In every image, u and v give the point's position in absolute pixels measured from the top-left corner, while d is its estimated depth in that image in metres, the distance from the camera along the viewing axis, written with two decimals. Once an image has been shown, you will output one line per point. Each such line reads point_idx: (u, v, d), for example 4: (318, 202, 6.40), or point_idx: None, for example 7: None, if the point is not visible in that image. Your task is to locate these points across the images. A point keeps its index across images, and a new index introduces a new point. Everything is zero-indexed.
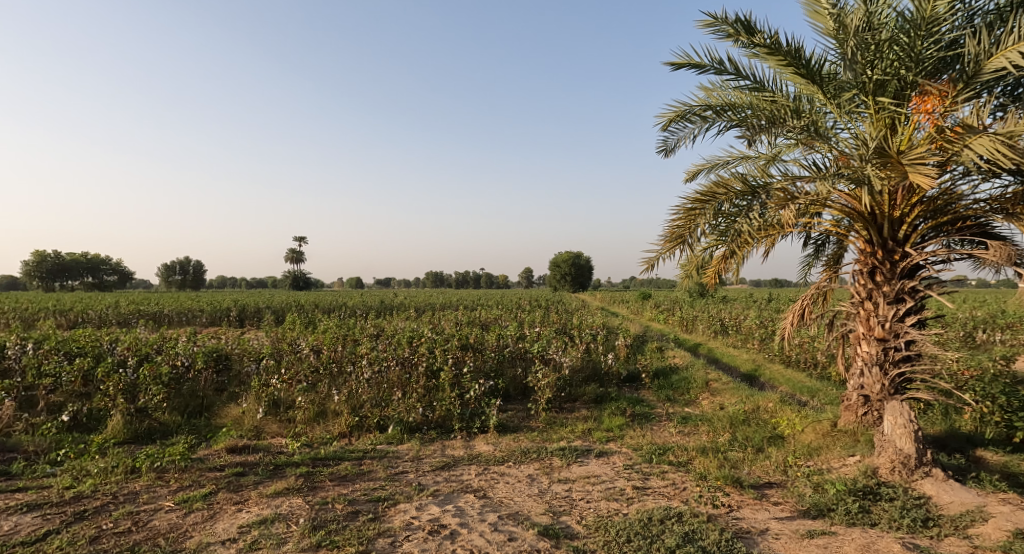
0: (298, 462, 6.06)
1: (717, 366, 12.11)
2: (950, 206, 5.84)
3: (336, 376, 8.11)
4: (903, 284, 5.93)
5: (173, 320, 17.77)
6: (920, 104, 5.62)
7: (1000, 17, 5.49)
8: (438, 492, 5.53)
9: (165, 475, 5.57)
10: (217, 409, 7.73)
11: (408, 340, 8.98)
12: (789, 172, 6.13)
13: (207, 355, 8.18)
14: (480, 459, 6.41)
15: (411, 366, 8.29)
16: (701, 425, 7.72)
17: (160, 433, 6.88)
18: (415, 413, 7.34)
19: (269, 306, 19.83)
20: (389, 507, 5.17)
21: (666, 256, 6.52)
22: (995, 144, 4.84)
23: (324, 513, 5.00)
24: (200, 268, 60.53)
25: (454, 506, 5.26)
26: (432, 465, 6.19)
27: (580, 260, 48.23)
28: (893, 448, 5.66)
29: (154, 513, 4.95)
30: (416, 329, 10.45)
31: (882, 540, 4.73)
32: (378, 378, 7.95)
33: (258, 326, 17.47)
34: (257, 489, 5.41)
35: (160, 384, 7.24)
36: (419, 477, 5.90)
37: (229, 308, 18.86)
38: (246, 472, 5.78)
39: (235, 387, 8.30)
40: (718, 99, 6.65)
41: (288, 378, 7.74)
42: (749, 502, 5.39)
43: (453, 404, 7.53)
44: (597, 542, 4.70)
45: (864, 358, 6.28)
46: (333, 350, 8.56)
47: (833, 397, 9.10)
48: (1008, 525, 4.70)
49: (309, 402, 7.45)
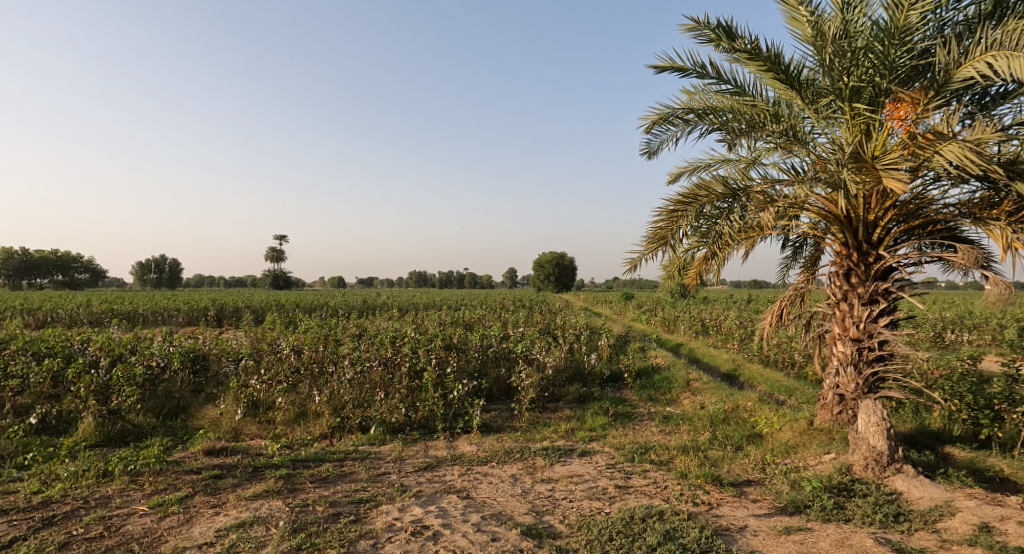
0: (278, 464, 6.05)
1: (699, 366, 12.26)
2: (921, 210, 6.01)
3: (317, 376, 8.15)
4: (876, 286, 6.11)
5: (148, 321, 17.53)
6: (893, 112, 5.79)
7: (969, 28, 5.65)
8: (421, 493, 5.57)
9: (139, 479, 5.53)
10: (193, 411, 7.70)
11: (390, 340, 8.93)
12: (769, 176, 6.31)
13: (183, 356, 8.15)
14: (463, 460, 6.45)
15: (393, 367, 8.27)
16: (682, 425, 7.85)
17: (134, 435, 6.80)
18: (398, 413, 7.35)
19: (248, 305, 19.71)
20: (370, 509, 5.19)
21: (648, 256, 6.64)
22: (963, 151, 4.98)
23: (304, 516, 5.00)
24: (174, 266, 59.57)
25: (437, 507, 5.29)
26: (414, 466, 6.22)
27: (565, 257, 48.69)
28: (866, 446, 5.82)
29: (126, 517, 4.91)
30: (399, 328, 10.47)
31: (855, 535, 4.85)
32: (360, 378, 7.96)
33: (237, 326, 17.41)
34: (235, 492, 5.39)
35: (133, 385, 7.18)
36: (402, 477, 5.92)
37: (207, 308, 18.65)
38: (224, 474, 5.75)
39: (212, 388, 8.30)
40: (700, 103, 6.83)
41: (268, 379, 7.67)
42: (728, 500, 5.51)
43: (436, 404, 7.57)
44: (579, 541, 4.77)
45: (840, 357, 6.46)
46: (315, 351, 8.53)
47: (809, 396, 9.30)
48: (974, 520, 4.84)
49: (289, 404, 7.47)
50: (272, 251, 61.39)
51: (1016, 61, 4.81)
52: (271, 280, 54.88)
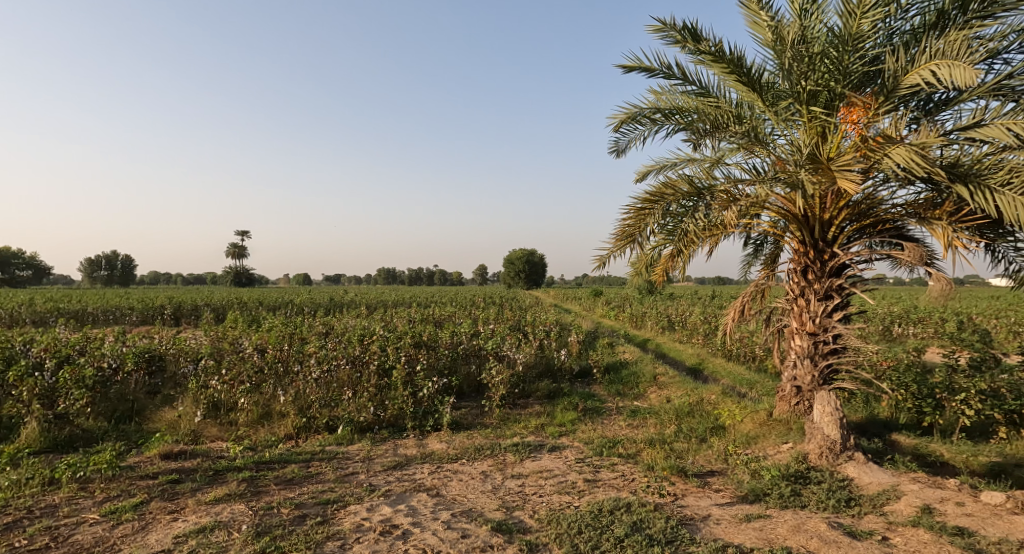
0: (240, 467, 6.01)
1: (665, 361, 12.56)
2: (872, 210, 6.29)
3: (282, 375, 8.06)
4: (831, 282, 6.40)
5: (99, 320, 17.03)
6: (847, 116, 6.00)
7: (915, 38, 5.97)
8: (390, 492, 5.62)
9: (89, 486, 5.43)
10: (148, 414, 7.60)
11: (358, 338, 8.91)
12: (731, 176, 6.56)
13: (137, 356, 7.93)
14: (433, 458, 6.51)
15: (362, 365, 8.25)
16: (648, 418, 8.07)
17: (83, 440, 6.66)
18: (366, 413, 7.38)
19: (207, 303, 19.28)
20: (338, 510, 5.22)
21: (616, 254, 6.79)
22: (910, 154, 5.18)
23: (269, 519, 5.00)
24: (128, 262, 57.68)
25: (406, 505, 5.35)
26: (383, 465, 6.26)
27: (535, 254, 48.96)
28: (821, 435, 6.11)
29: (75, 526, 4.84)
30: (367, 326, 10.45)
31: (812, 520, 5.04)
32: (327, 377, 7.98)
33: (195, 325, 17.04)
34: (194, 497, 5.35)
35: (82, 388, 6.91)
36: (370, 477, 5.96)
37: (163, 306, 18.19)
38: (183, 479, 5.70)
39: (169, 389, 8.24)
40: (667, 103, 7.02)
41: (230, 379, 7.55)
42: (692, 490, 5.72)
43: (406, 402, 7.62)
44: (549, 535, 4.90)
45: (797, 350, 6.74)
46: (280, 350, 8.35)
47: (769, 388, 9.66)
48: (918, 502, 5.08)
49: (252, 404, 7.47)
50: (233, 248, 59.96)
51: (957, 70, 5.04)
52: (233, 277, 53.62)
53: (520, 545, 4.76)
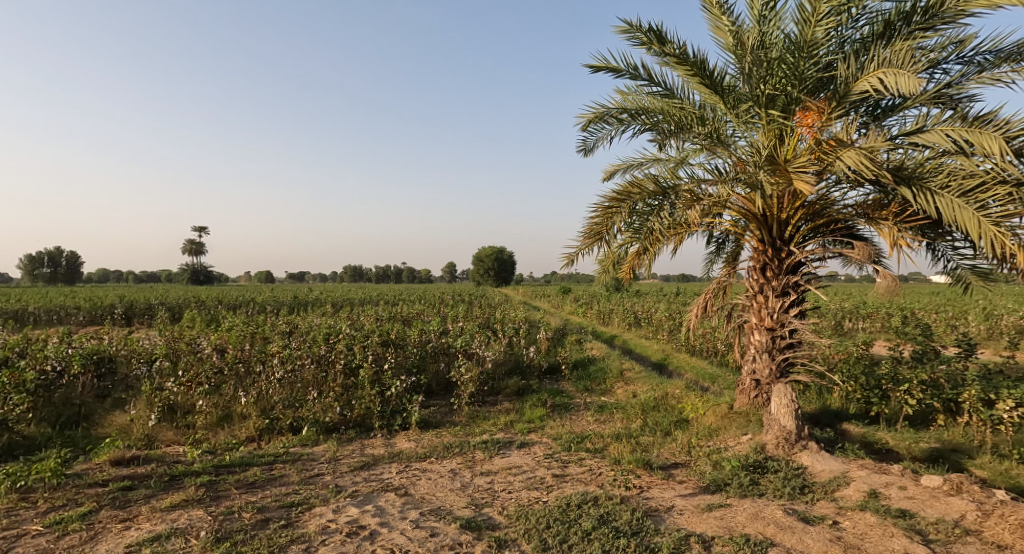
0: (198, 472, 5.94)
1: (631, 357, 12.81)
2: (825, 210, 6.59)
3: (243, 376, 8.00)
4: (788, 279, 6.67)
5: (41, 320, 16.41)
6: (802, 119, 6.24)
7: (864, 47, 6.27)
8: (357, 493, 5.64)
9: (31, 497, 5.29)
10: (97, 418, 7.41)
11: (324, 336, 8.87)
12: (695, 176, 6.77)
13: (85, 358, 7.81)
14: (401, 457, 6.55)
15: (327, 364, 8.27)
16: (615, 413, 8.26)
17: (25, 448, 6.46)
18: (332, 413, 7.38)
19: (163, 302, 18.78)
20: (303, 512, 5.22)
21: (584, 252, 6.93)
22: (860, 157, 5.43)
23: (229, 524, 4.96)
24: (75, 260, 55.43)
25: (373, 506, 5.38)
26: (350, 465, 6.27)
27: (503, 252, 49.07)
28: (778, 426, 6.38)
29: (17, 539, 4.71)
30: (333, 325, 10.38)
31: (768, 508, 5.28)
32: (291, 378, 7.91)
33: (149, 325, 16.56)
34: (148, 503, 5.26)
35: (23, 393, 6.65)
36: (336, 478, 5.96)
37: (113, 305, 17.61)
38: (135, 485, 5.60)
39: (120, 392, 8.08)
40: (633, 103, 7.19)
41: (187, 381, 7.41)
42: (657, 482, 5.91)
43: (373, 402, 7.64)
44: (518, 530, 5.00)
45: (756, 345, 7.01)
46: (240, 350, 8.27)
47: (730, 382, 9.98)
48: (865, 487, 5.36)
49: (212, 407, 7.37)
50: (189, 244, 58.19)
51: (902, 77, 5.33)
52: (190, 276, 52.22)
53: (489, 541, 4.84)
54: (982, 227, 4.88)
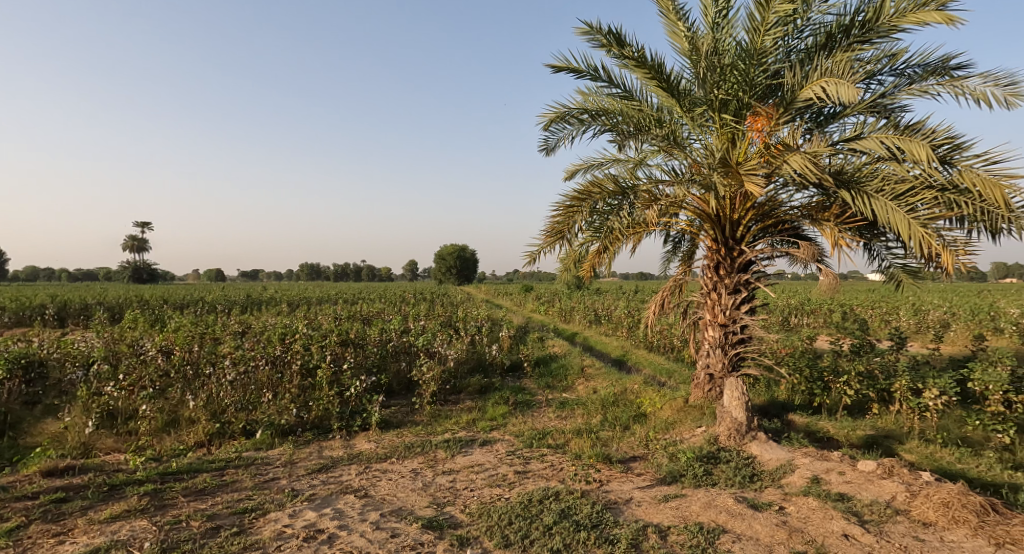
0: (141, 480, 5.80)
1: (592, 354, 13.06)
2: (773, 211, 6.90)
3: (192, 379, 7.80)
4: (739, 277, 6.98)
5: None
6: (753, 124, 6.51)
7: (809, 56, 6.59)
8: (314, 497, 5.62)
9: None
10: (26, 427, 7.09)
11: (279, 337, 8.80)
12: (653, 176, 7.01)
13: (13, 363, 7.62)
14: (361, 458, 6.56)
15: (282, 365, 8.24)
16: (576, 409, 8.44)
17: None
18: (289, 414, 7.31)
19: (101, 302, 18.00)
20: (256, 518, 5.18)
21: (546, 250, 7.06)
22: (806, 162, 5.69)
23: (176, 533, 4.89)
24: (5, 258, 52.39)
25: (332, 509, 5.38)
26: (307, 468, 6.24)
27: (464, 249, 48.99)
28: (730, 418, 6.67)
29: None
30: (288, 324, 10.24)
31: (720, 496, 5.53)
32: (244, 379, 7.72)
33: (87, 326, 15.87)
34: (85, 516, 5.11)
35: None
36: (292, 482, 5.93)
37: (46, 305, 16.81)
38: (71, 497, 5.41)
39: (53, 398, 7.79)
40: (593, 104, 7.36)
41: (128, 385, 7.22)
42: (617, 476, 6.10)
43: (331, 403, 7.61)
44: (480, 528, 5.09)
45: (709, 340, 7.30)
46: (188, 352, 8.16)
47: (686, 376, 10.33)
48: (808, 474, 5.68)
49: (155, 412, 7.07)
50: (133, 240, 55.83)
51: (842, 87, 5.63)
52: (133, 272, 50.16)
53: (451, 540, 4.91)
54: (913, 229, 5.22)
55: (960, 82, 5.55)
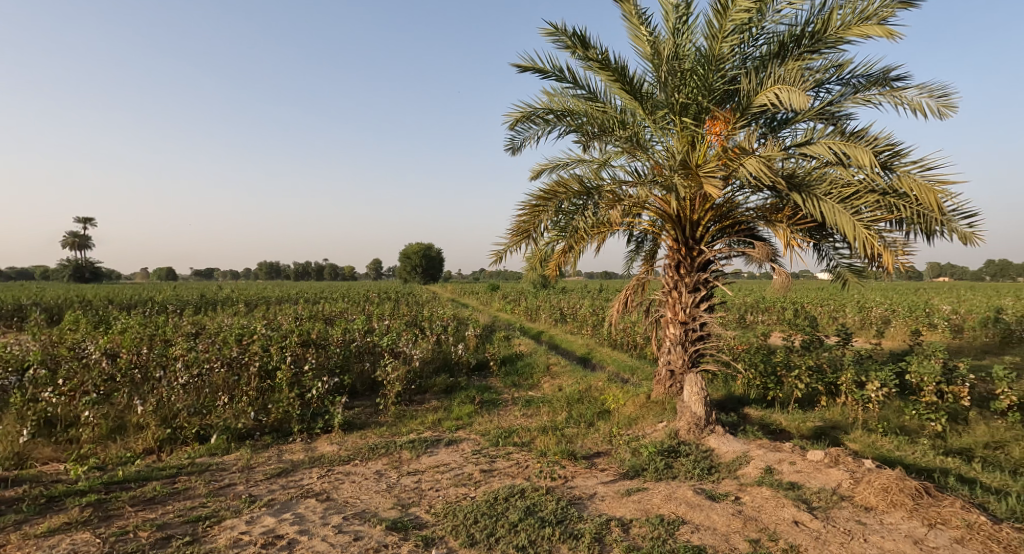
0: (84, 490, 5.62)
1: (557, 352, 13.23)
2: (731, 212, 7.15)
3: (140, 383, 7.59)
4: (699, 276, 7.20)
5: None
6: (711, 128, 6.86)
7: (763, 64, 6.86)
8: (273, 502, 5.58)
9: None
10: None
11: (235, 338, 8.64)
12: (616, 177, 7.18)
13: None
14: (323, 461, 6.52)
15: (239, 368, 8.01)
16: (542, 407, 8.56)
17: None
18: (245, 418, 7.20)
19: (38, 303, 17.24)
20: (211, 526, 5.11)
21: (512, 249, 7.16)
22: (761, 166, 5.89)
23: (123, 545, 4.79)
24: None
25: (292, 514, 5.35)
26: (266, 473, 6.18)
27: (430, 248, 48.75)
28: (690, 413, 6.88)
29: None
30: (246, 325, 10.05)
31: (680, 489, 5.71)
32: (197, 383, 7.53)
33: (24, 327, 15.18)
34: (22, 530, 4.94)
35: None
36: (249, 488, 5.86)
37: None
38: (6, 511, 5.22)
39: None
40: (559, 105, 7.48)
41: (70, 391, 6.97)
42: (581, 472, 6.23)
43: (291, 406, 7.53)
44: (445, 528, 5.14)
45: (670, 337, 7.51)
46: (135, 355, 7.93)
47: (648, 373, 10.58)
48: (763, 465, 5.92)
49: (99, 418, 6.89)
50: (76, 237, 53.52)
51: (793, 94, 5.88)
52: (72, 272, 48.09)
53: (416, 541, 4.95)
54: (857, 231, 5.50)
55: (899, 92, 5.88)
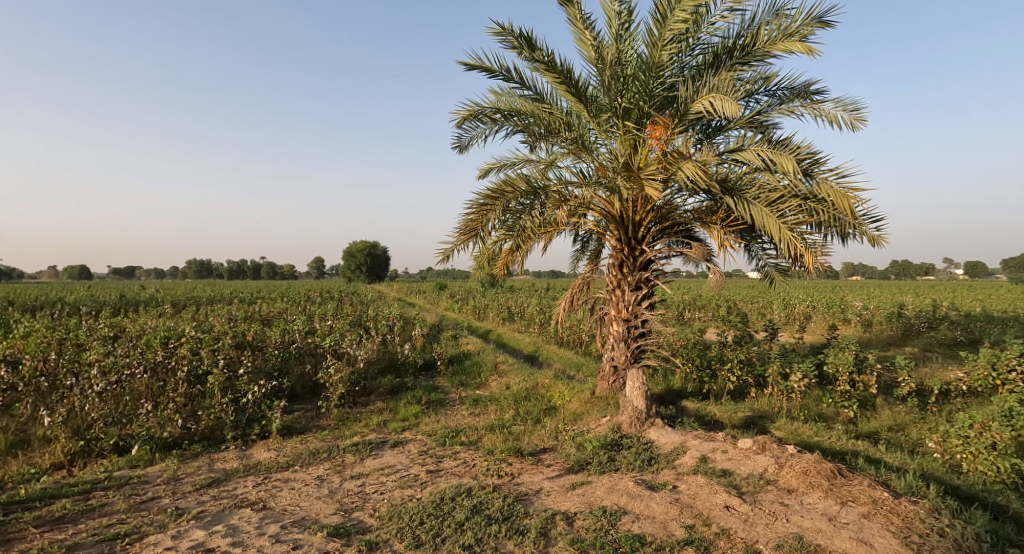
0: None
1: (504, 350, 13.38)
2: (670, 214, 7.46)
3: (47, 392, 7.23)
4: (640, 275, 7.49)
5: None
6: (652, 132, 7.03)
7: (699, 72, 7.19)
8: (203, 514, 5.44)
9: None
10: None
11: (160, 342, 8.26)
12: (563, 178, 7.37)
13: None
14: (258, 469, 6.39)
15: (165, 373, 7.74)
16: (489, 405, 8.66)
17: None
18: (172, 427, 6.96)
19: None
20: (130, 543, 4.95)
21: (459, 247, 7.22)
22: (697, 170, 6.18)
23: None
24: None
25: (224, 525, 5.24)
26: (194, 484, 6.00)
27: (375, 247, 48.01)
28: (632, 407, 7.16)
29: None
30: (172, 327, 9.62)
31: (622, 481, 5.93)
32: (116, 391, 7.16)
33: None
34: None
35: None
36: (176, 500, 5.68)
37: None
38: None
39: None
40: (506, 104, 7.60)
41: None
42: (527, 468, 6.38)
43: (224, 411, 7.31)
44: (390, 531, 5.16)
45: (614, 335, 7.78)
46: (42, 362, 7.50)
47: (593, 369, 10.87)
48: (698, 454, 6.23)
49: None
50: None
51: (726, 103, 6.21)
52: None
53: (359, 545, 4.96)
54: (782, 233, 5.88)
55: (818, 105, 6.32)
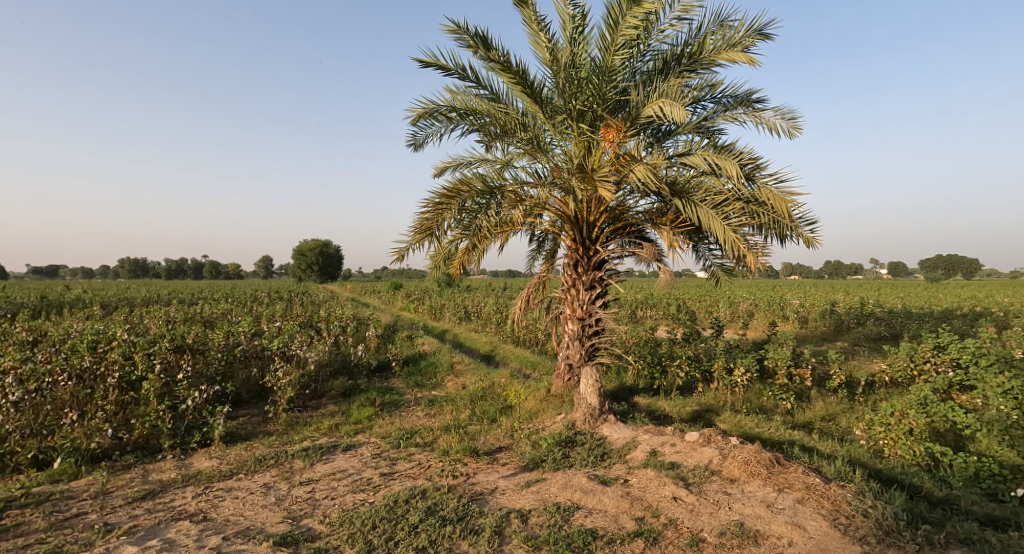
0: None
1: (461, 350, 13.38)
2: (622, 215, 7.64)
3: None
4: (594, 275, 7.65)
5: None
6: (606, 134, 7.22)
7: (649, 78, 7.39)
8: (136, 528, 5.25)
9: None
10: None
11: (90, 345, 7.86)
12: (518, 178, 7.43)
13: None
14: (198, 479, 6.21)
15: (93, 380, 7.29)
16: (445, 406, 8.67)
17: None
18: (102, 437, 6.68)
19: None
20: None
21: (414, 247, 7.21)
22: (648, 172, 6.34)
23: None
24: None
25: (160, 540, 5.08)
26: (126, 497, 5.78)
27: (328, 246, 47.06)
28: (586, 404, 7.31)
29: None
30: (106, 330, 9.18)
31: (575, 476, 6.06)
32: (37, 399, 6.78)
33: None
34: None
35: None
36: (105, 515, 5.47)
37: None
38: None
39: None
40: (462, 104, 7.63)
41: None
42: (482, 468, 6.42)
43: (159, 419, 7.04)
44: (340, 536, 5.12)
45: (569, 333, 7.92)
46: None
47: (549, 368, 11.01)
48: (648, 448, 6.41)
49: None
50: None
51: (675, 108, 6.41)
52: None
53: None
54: (726, 235, 6.11)
55: (759, 113, 6.61)
